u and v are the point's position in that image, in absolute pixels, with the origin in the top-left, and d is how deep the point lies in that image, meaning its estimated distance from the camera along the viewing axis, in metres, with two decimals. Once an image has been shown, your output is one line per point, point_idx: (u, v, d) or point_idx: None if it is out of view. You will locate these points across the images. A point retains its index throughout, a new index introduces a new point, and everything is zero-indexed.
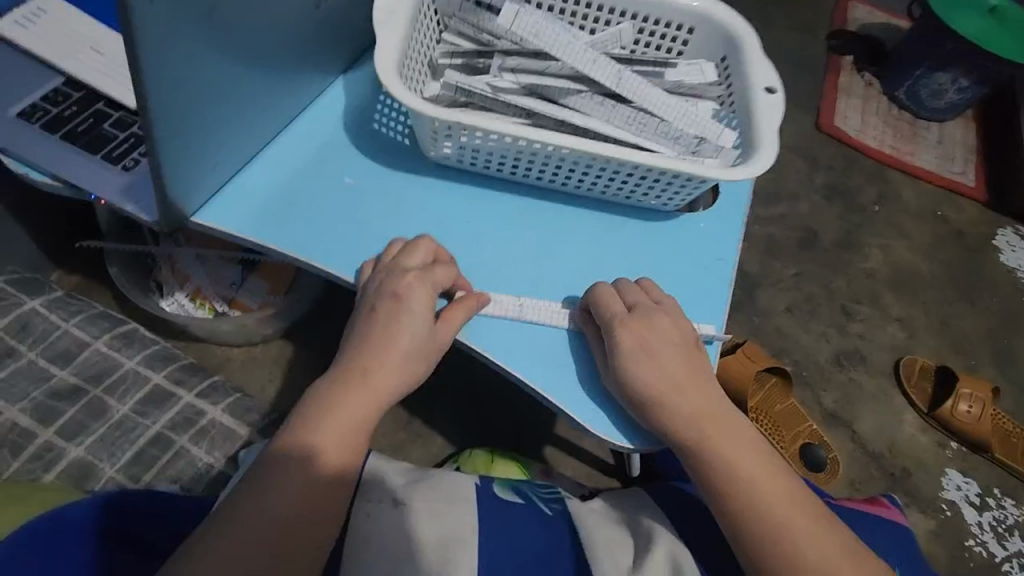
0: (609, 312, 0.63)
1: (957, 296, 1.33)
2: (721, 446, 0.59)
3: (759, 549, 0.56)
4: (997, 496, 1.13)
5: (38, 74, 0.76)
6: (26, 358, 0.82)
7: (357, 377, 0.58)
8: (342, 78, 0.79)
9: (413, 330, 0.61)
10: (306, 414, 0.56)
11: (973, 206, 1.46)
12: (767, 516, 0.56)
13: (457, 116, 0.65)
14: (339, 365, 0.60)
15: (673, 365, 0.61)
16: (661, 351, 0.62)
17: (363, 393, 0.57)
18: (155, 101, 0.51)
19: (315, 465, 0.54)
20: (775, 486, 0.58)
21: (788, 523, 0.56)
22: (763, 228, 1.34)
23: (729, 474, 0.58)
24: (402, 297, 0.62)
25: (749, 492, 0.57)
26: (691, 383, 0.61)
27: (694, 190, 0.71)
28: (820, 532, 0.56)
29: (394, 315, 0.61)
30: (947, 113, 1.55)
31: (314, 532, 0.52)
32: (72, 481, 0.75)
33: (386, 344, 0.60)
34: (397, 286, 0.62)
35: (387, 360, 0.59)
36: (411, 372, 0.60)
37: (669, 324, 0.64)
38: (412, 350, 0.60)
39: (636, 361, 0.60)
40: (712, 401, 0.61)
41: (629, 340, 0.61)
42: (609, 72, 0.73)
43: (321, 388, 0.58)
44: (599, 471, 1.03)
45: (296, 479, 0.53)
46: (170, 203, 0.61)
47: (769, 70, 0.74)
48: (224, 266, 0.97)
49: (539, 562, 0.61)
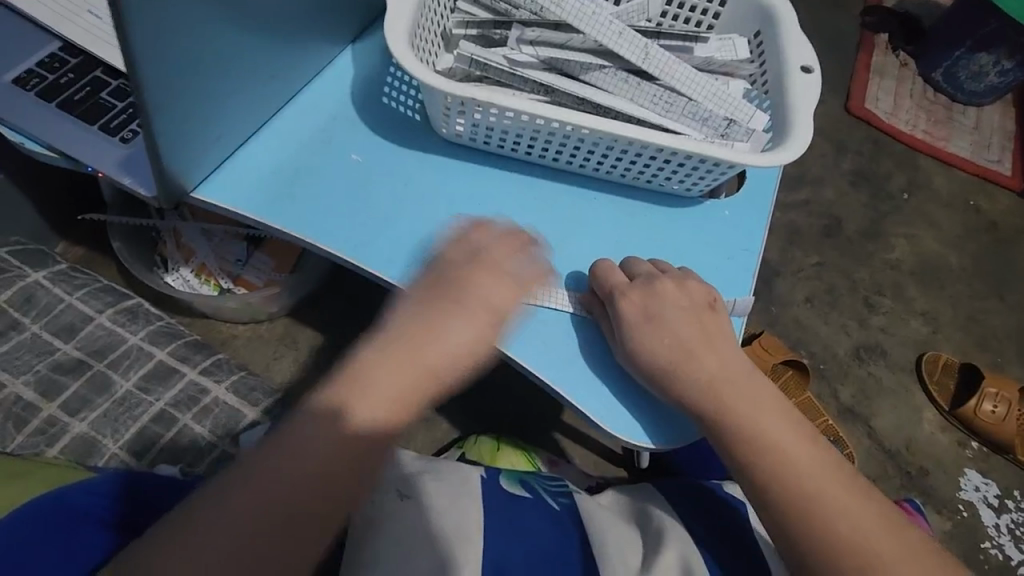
0: (609, 281, 0.62)
1: (986, 291, 1.28)
2: (747, 415, 0.56)
3: (787, 520, 0.53)
4: (1017, 498, 1.10)
5: (34, 39, 0.73)
6: (30, 331, 0.80)
7: (407, 366, 0.52)
8: (351, 48, 0.75)
9: (494, 340, 0.56)
10: (336, 393, 0.51)
11: (1009, 196, 1.40)
12: (796, 485, 0.53)
13: (470, 91, 0.61)
14: (383, 343, 0.53)
15: (686, 334, 0.59)
16: (668, 320, 0.60)
17: (417, 394, 0.52)
18: (148, 68, 0.47)
19: (336, 450, 0.49)
20: (805, 455, 0.55)
21: (821, 494, 0.53)
22: (784, 216, 1.29)
23: (753, 446, 0.55)
24: (493, 300, 0.57)
25: (776, 459, 0.54)
26: (725, 370, 0.58)
27: (721, 176, 0.67)
28: (855, 504, 0.53)
29: (481, 320, 0.55)
30: (986, 97, 1.48)
31: (317, 521, 0.48)
32: (74, 457, 0.74)
33: (450, 340, 0.54)
34: (489, 288, 0.57)
35: (451, 364, 0.54)
36: (455, 383, 0.55)
37: (678, 293, 0.61)
38: (474, 356, 0.55)
39: (639, 329, 0.59)
40: (737, 372, 0.58)
41: (632, 309, 0.60)
42: (634, 47, 0.69)
43: (361, 367, 0.52)
44: (606, 460, 1.02)
45: (314, 459, 0.48)
46: (169, 179, 0.59)
47: (807, 46, 0.69)
48: (229, 241, 0.96)
49: (547, 562, 0.57)
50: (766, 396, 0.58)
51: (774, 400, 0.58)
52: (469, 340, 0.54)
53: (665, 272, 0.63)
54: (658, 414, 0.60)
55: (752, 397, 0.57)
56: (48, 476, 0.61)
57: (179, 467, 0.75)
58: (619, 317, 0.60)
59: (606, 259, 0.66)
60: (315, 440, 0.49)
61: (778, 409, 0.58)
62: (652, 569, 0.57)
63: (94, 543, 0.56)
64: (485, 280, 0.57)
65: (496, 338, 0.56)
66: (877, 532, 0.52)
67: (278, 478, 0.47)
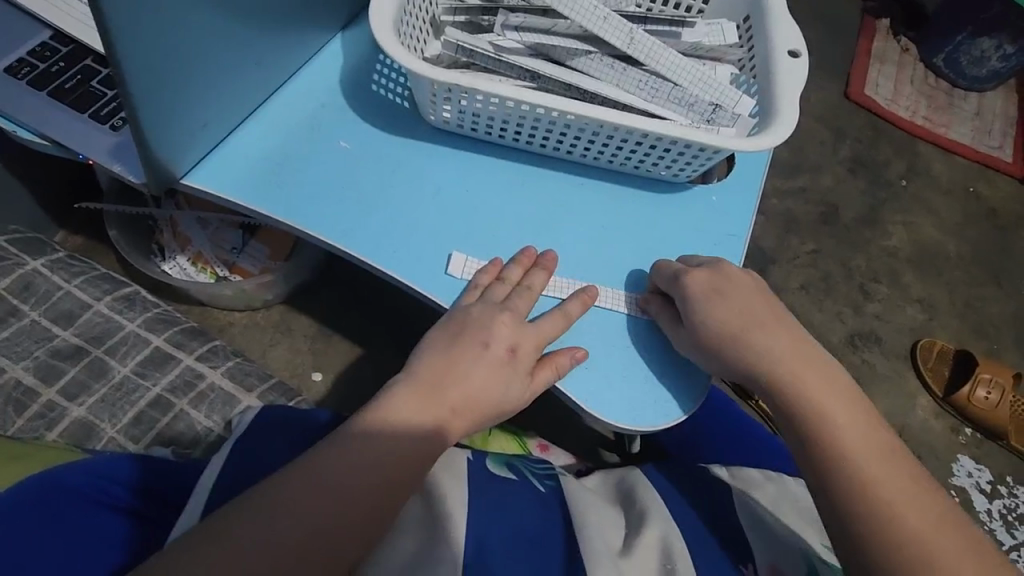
0: (670, 267, 0.63)
1: (983, 278, 1.27)
2: (818, 400, 0.57)
3: (844, 510, 0.52)
4: (1010, 484, 1.11)
5: (26, 28, 0.74)
6: (29, 318, 0.82)
7: (434, 405, 0.55)
8: (341, 36, 0.75)
9: (510, 394, 0.58)
10: (374, 415, 0.54)
11: (1010, 183, 1.38)
12: (853, 475, 0.53)
13: (454, 77, 0.62)
14: (415, 376, 0.57)
15: (753, 316, 0.61)
16: (755, 314, 0.61)
17: (439, 436, 0.55)
18: (130, 58, 0.48)
19: (377, 472, 0.51)
20: (880, 459, 0.54)
21: (881, 493, 0.52)
22: (780, 202, 1.29)
23: (832, 442, 0.55)
24: (517, 352, 0.59)
25: (838, 452, 0.54)
26: (799, 360, 0.59)
27: (707, 161, 0.67)
28: (924, 506, 0.51)
29: (502, 368, 0.58)
30: (988, 83, 1.46)
31: (352, 541, 0.48)
32: (73, 440, 0.76)
33: (474, 384, 0.57)
34: (512, 338, 0.59)
35: (473, 411, 0.57)
36: (469, 426, 0.57)
37: (748, 279, 0.63)
38: (492, 407, 0.57)
39: (706, 304, 0.60)
40: (816, 369, 0.59)
41: (697, 284, 0.61)
42: (619, 32, 0.69)
43: (397, 396, 0.55)
44: (598, 445, 1.04)
45: (343, 476, 0.50)
46: (158, 165, 0.60)
47: (794, 31, 0.68)
48: (225, 230, 0.98)
49: (531, 542, 0.58)
50: (843, 390, 0.58)
51: (852, 396, 0.58)
52: (490, 387, 0.57)
53: (712, 258, 0.65)
54: (637, 400, 0.61)
55: (828, 390, 0.57)
56: (47, 458, 0.64)
57: (176, 449, 0.77)
58: (684, 289, 0.61)
59: (667, 260, 0.65)
60: (360, 459, 0.51)
61: (860, 413, 0.57)
62: (633, 552, 0.58)
63: (101, 523, 0.57)
64: (508, 329, 0.60)
65: (513, 392, 0.58)
66: (939, 540, 0.50)
67: (323, 485, 0.49)
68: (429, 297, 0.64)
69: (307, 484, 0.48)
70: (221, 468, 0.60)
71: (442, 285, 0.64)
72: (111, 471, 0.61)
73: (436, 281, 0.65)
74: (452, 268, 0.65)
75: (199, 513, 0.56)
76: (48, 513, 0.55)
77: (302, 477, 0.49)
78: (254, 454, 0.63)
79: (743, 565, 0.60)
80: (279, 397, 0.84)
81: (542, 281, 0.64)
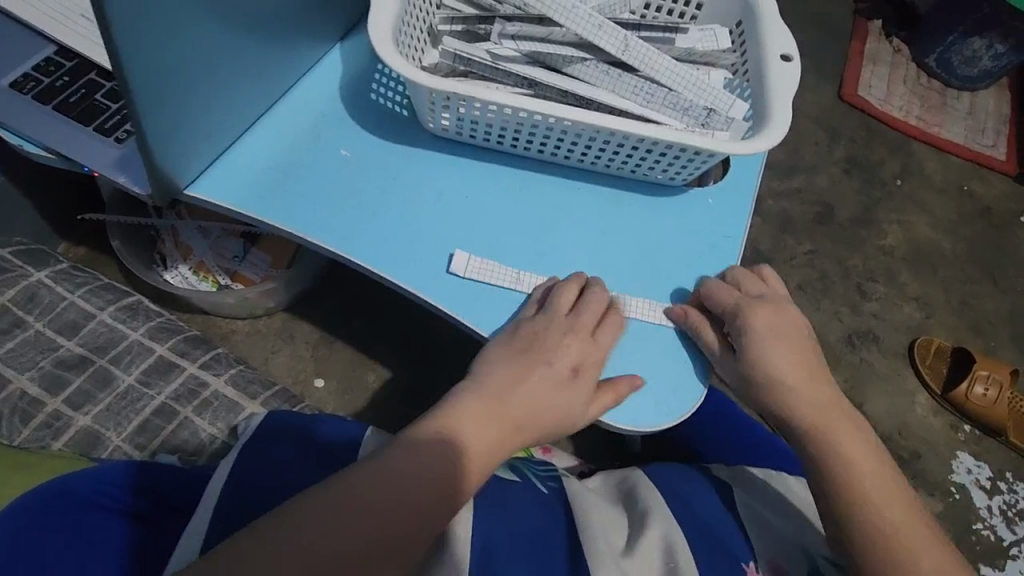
0: (719, 291, 0.65)
1: (978, 275, 1.28)
2: (824, 415, 0.61)
3: (838, 506, 0.58)
4: (1009, 480, 1.12)
5: (29, 43, 0.75)
6: (33, 329, 0.83)
7: (499, 421, 0.56)
8: (341, 46, 0.77)
9: (573, 412, 0.58)
10: (439, 421, 0.55)
11: (1004, 181, 1.40)
12: (850, 478, 0.58)
13: (452, 85, 0.63)
14: (482, 385, 0.57)
15: (802, 356, 0.63)
16: (788, 332, 0.64)
17: (490, 450, 0.55)
18: (133, 67, 0.49)
19: (424, 486, 0.51)
20: (873, 465, 0.59)
21: (868, 489, 0.58)
22: (776, 203, 1.30)
23: (830, 442, 0.60)
24: (580, 371, 0.59)
25: (838, 452, 0.59)
26: (814, 379, 0.63)
27: (703, 164, 0.68)
28: (898, 503, 0.58)
29: (563, 386, 0.58)
30: (979, 83, 1.48)
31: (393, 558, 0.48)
32: (78, 450, 0.76)
33: (538, 399, 0.57)
34: (576, 358, 0.60)
35: (536, 427, 0.57)
36: (523, 444, 0.57)
37: (797, 314, 0.67)
38: (554, 425, 0.58)
39: (760, 339, 0.62)
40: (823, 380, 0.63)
41: (762, 318, 0.63)
42: (614, 39, 0.70)
43: (461, 406, 0.56)
44: (601, 446, 1.05)
45: (411, 475, 0.51)
46: (162, 175, 0.60)
47: (786, 35, 0.69)
48: (226, 239, 0.99)
49: (536, 543, 0.58)
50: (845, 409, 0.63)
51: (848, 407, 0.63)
52: (553, 406, 0.58)
53: (747, 278, 0.67)
54: (640, 403, 0.62)
55: (831, 403, 0.62)
56: (53, 466, 0.65)
57: (180, 456, 0.78)
58: (739, 313, 0.63)
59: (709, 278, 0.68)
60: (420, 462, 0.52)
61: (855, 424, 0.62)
62: (635, 551, 0.59)
63: (103, 526, 0.58)
64: (574, 349, 0.60)
65: (574, 412, 0.58)
66: (911, 529, 0.56)
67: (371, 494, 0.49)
68: (430, 302, 0.65)
69: (354, 494, 0.49)
70: (227, 474, 0.61)
71: (446, 292, 0.65)
72: (115, 473, 0.62)
73: (438, 283, 0.65)
74: (454, 266, 0.66)
75: (198, 547, 0.56)
76: (58, 520, 0.55)
77: (359, 477, 0.50)
78: (262, 455, 0.64)
79: (747, 563, 0.60)
80: (282, 403, 0.84)
81: (572, 292, 0.63)
